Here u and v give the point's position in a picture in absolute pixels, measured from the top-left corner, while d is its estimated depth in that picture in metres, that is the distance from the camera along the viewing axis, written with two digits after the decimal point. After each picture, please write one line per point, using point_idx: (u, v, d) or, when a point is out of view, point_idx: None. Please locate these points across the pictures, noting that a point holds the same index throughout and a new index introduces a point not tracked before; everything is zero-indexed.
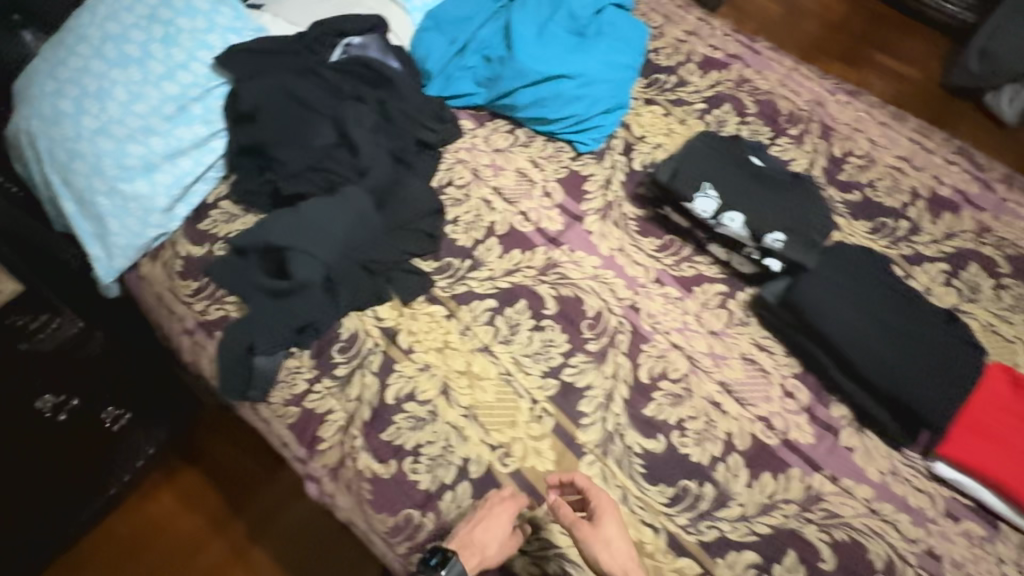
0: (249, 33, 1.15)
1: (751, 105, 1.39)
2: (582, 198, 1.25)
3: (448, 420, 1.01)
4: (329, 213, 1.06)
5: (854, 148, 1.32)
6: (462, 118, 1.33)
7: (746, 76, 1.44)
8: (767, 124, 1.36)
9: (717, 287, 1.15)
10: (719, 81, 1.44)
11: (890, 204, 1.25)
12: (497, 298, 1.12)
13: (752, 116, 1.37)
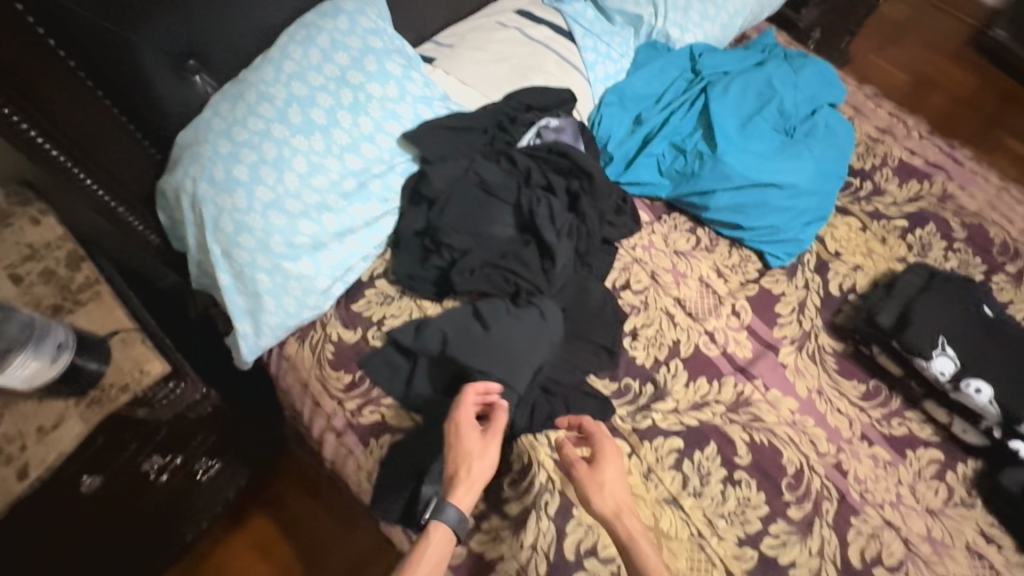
0: (440, 111, 1.06)
1: (957, 226, 1.24)
2: (774, 323, 1.11)
3: None
4: (518, 332, 0.96)
5: None
6: (639, 209, 1.19)
7: (948, 191, 1.29)
8: (977, 253, 1.21)
9: (933, 455, 1.00)
10: (916, 191, 1.28)
11: None
12: (685, 437, 0.99)
13: (959, 241, 1.22)
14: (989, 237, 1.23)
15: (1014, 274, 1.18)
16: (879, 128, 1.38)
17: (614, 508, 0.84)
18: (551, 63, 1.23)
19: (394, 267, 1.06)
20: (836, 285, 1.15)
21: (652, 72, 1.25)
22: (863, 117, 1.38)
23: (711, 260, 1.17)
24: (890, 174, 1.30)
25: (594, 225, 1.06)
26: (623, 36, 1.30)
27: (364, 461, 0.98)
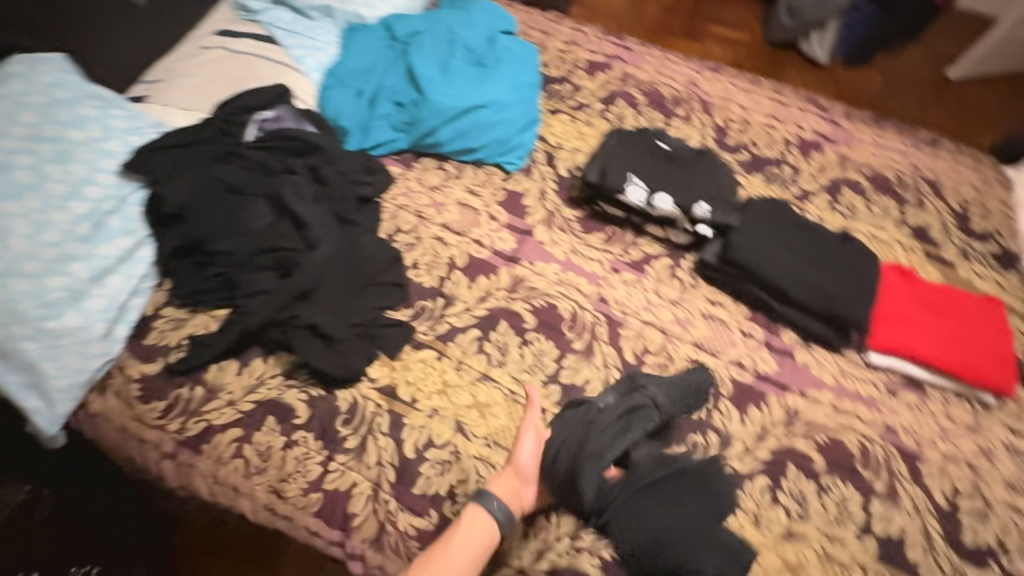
0: (161, 136, 1.13)
1: (638, 96, 1.56)
2: (525, 214, 1.33)
3: (472, 443, 1.05)
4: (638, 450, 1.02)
5: (714, 116, 1.53)
6: (388, 165, 1.36)
7: (625, 72, 1.61)
8: (655, 110, 1.54)
9: (665, 262, 1.28)
10: (603, 80, 1.59)
11: (762, 154, 1.47)
12: (480, 326, 1.17)
13: (643, 106, 1.54)
14: (661, 96, 1.56)
15: (682, 117, 1.52)
16: (565, 41, 1.67)
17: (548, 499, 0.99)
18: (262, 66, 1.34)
19: (174, 292, 1.12)
20: (565, 169, 1.40)
21: (356, 48, 1.41)
22: (550, 37, 1.67)
23: (463, 184, 1.36)
24: (582, 75, 1.59)
25: (341, 187, 1.21)
26: (324, 27, 1.44)
27: (207, 467, 1.03)
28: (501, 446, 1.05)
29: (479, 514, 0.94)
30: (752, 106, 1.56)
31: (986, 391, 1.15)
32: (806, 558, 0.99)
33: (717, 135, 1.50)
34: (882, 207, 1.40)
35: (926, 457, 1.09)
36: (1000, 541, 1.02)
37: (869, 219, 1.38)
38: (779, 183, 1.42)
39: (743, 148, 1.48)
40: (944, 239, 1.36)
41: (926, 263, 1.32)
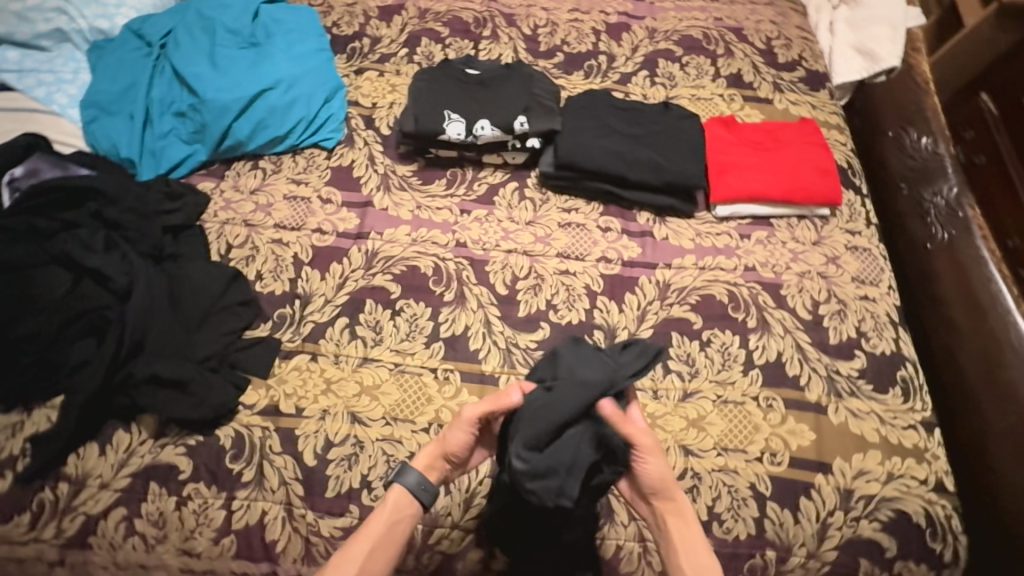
0: None
1: (441, 28, 1.48)
2: (359, 186, 1.26)
3: (372, 428, 1.02)
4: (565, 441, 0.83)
5: (520, 27, 1.49)
6: (198, 183, 1.23)
7: (421, 7, 1.51)
8: (461, 38, 1.47)
9: (511, 187, 1.27)
10: (401, 22, 1.49)
11: (577, 50, 1.45)
12: (346, 313, 1.12)
13: (448, 38, 1.46)
14: (464, 23, 1.49)
15: (490, 37, 1.47)
16: None
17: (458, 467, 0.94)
18: (3, 120, 1.15)
19: None
20: (387, 128, 1.33)
21: (109, 67, 1.23)
22: None
23: (284, 177, 1.26)
24: (378, 22, 1.48)
25: (138, 223, 1.10)
26: (64, 53, 1.25)
27: (102, 558, 0.95)
28: (402, 420, 1.03)
29: (407, 498, 0.89)
30: (555, 6, 1.53)
31: (822, 206, 1.23)
32: (705, 410, 1.05)
33: (528, 45, 1.46)
34: (699, 66, 1.43)
35: (784, 282, 1.17)
36: (859, 330, 1.13)
37: (688, 82, 1.41)
38: (599, 74, 1.42)
39: (557, 50, 1.45)
40: (759, 79, 1.42)
41: (749, 108, 1.37)
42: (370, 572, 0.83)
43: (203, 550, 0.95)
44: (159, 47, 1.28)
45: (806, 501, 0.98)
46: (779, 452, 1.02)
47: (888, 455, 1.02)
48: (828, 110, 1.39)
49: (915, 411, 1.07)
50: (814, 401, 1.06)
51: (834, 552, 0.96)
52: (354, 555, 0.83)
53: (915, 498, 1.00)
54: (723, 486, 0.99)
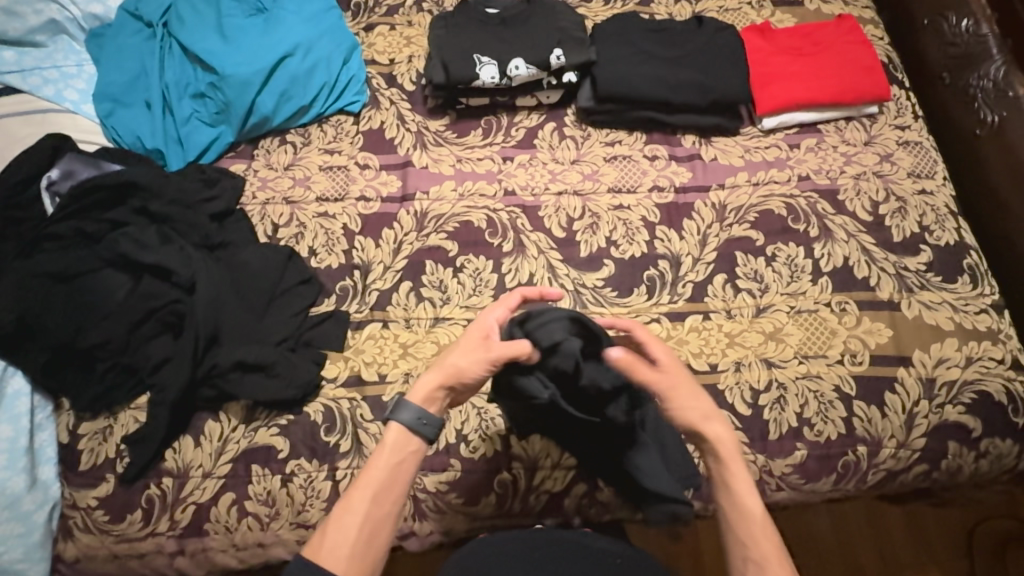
0: None
1: None
2: (394, 147, 1.22)
3: None
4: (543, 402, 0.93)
5: None
6: (229, 166, 1.19)
7: None
8: None
9: (550, 128, 1.23)
10: None
11: None
12: (408, 277, 1.11)
13: None
14: None
15: None
16: None
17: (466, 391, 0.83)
18: (20, 126, 1.10)
19: (76, 407, 0.99)
20: (411, 83, 1.27)
21: (114, 56, 1.18)
22: None
23: (315, 148, 1.21)
24: None
25: (185, 215, 1.07)
26: (63, 48, 1.19)
27: (220, 542, 0.97)
28: None
29: (408, 435, 0.78)
30: None
31: (868, 105, 1.21)
32: (781, 323, 1.06)
33: None
34: None
35: (841, 187, 1.16)
36: (921, 225, 1.12)
37: None
38: None
39: None
40: None
41: (780, 13, 1.32)
42: (376, 512, 0.74)
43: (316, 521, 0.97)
44: (162, 28, 1.21)
45: (892, 395, 1.01)
46: (858, 352, 1.03)
47: (965, 341, 1.04)
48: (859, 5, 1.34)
49: (985, 296, 1.08)
50: (887, 299, 1.07)
51: (922, 439, 1.00)
52: (358, 501, 0.73)
53: (995, 378, 1.02)
54: (809, 393, 1.01)
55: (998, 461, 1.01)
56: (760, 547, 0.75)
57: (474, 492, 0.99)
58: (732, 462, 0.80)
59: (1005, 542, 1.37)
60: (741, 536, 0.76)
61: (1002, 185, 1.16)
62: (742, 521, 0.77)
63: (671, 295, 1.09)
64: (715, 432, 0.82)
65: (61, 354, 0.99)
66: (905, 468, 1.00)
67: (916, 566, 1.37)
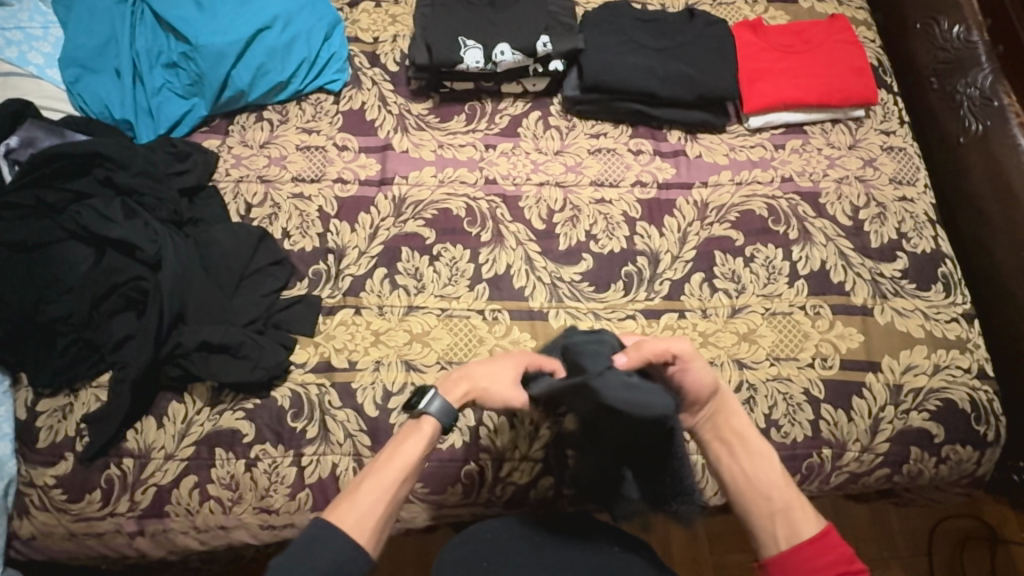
0: None
1: None
2: (374, 129, 1.19)
3: (429, 372, 1.02)
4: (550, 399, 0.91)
5: None
6: (202, 141, 1.15)
7: None
8: None
9: (534, 116, 1.21)
10: None
11: None
12: (383, 263, 1.09)
13: None
14: None
15: None
16: None
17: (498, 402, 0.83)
18: None
19: (33, 383, 0.97)
20: (395, 64, 1.24)
21: (82, 19, 1.13)
22: None
23: (292, 126, 1.18)
24: None
25: (153, 189, 1.04)
26: (28, 7, 1.13)
27: (181, 524, 0.96)
28: (455, 362, 1.03)
29: (435, 432, 0.78)
30: None
31: (854, 107, 1.20)
32: (755, 324, 1.06)
33: None
34: None
35: (823, 190, 1.15)
36: (900, 232, 1.13)
37: None
38: None
39: None
40: None
41: (774, 10, 1.30)
42: (397, 494, 0.73)
43: (279, 506, 0.97)
44: None
45: (859, 400, 1.02)
46: (829, 356, 1.04)
47: (934, 349, 1.05)
48: (853, 6, 1.32)
49: (956, 305, 1.08)
50: (860, 305, 1.07)
51: (886, 444, 1.01)
52: (386, 479, 0.73)
53: (960, 386, 1.03)
54: (778, 395, 1.02)
55: (957, 468, 1.03)
56: (787, 498, 0.74)
57: (441, 485, 0.98)
58: (745, 423, 0.80)
59: (962, 541, 1.41)
60: (762, 491, 0.75)
61: (981, 195, 1.16)
62: (756, 496, 0.75)
63: (647, 292, 1.08)
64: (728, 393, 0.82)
65: (19, 326, 0.96)
66: (867, 472, 1.02)
67: (878, 562, 1.40)
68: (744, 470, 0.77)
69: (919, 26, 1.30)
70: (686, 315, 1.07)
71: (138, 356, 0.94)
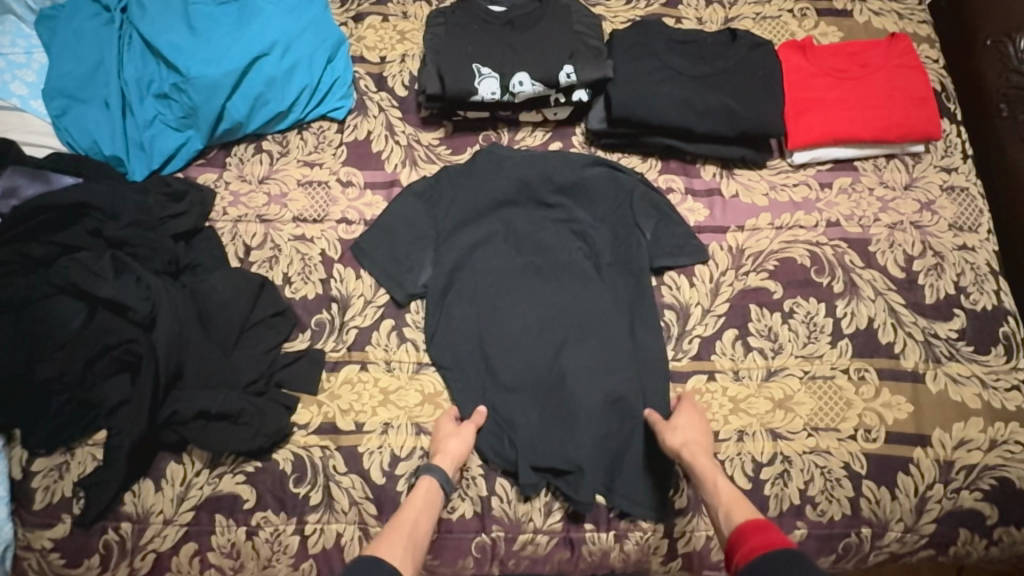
0: None
1: None
2: (381, 162, 1.10)
3: None
4: (472, 306, 1.02)
5: None
6: (198, 176, 1.07)
7: None
8: None
9: (555, 148, 1.11)
10: None
11: None
12: (390, 314, 1.02)
13: None
14: None
15: None
16: None
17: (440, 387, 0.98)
18: None
19: (28, 444, 0.92)
20: (403, 86, 1.14)
21: (66, 45, 1.05)
22: None
23: (293, 160, 1.09)
24: None
25: (146, 238, 0.97)
26: (9, 31, 1.05)
27: None
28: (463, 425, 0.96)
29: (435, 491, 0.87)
30: None
31: (911, 142, 1.07)
32: (792, 389, 0.97)
33: None
34: None
35: (873, 236, 1.04)
36: (958, 285, 1.02)
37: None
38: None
39: None
40: None
41: (825, 26, 1.16)
42: (419, 535, 0.81)
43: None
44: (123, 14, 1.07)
45: (904, 476, 0.93)
46: (873, 427, 0.95)
47: (991, 422, 0.95)
48: (916, 22, 1.18)
49: (1018, 370, 0.98)
50: (910, 370, 0.98)
51: (932, 525, 0.93)
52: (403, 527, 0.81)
53: (1019, 464, 0.94)
54: (816, 468, 0.94)
55: (1011, 551, 0.94)
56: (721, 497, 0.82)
57: (450, 559, 0.93)
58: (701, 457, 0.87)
59: None
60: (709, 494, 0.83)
61: None
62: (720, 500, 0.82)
63: (675, 350, 1.00)
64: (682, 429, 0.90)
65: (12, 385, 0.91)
66: (910, 552, 0.94)
67: None
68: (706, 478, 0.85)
69: (992, 43, 1.15)
70: (719, 377, 0.99)
71: (133, 421, 0.89)
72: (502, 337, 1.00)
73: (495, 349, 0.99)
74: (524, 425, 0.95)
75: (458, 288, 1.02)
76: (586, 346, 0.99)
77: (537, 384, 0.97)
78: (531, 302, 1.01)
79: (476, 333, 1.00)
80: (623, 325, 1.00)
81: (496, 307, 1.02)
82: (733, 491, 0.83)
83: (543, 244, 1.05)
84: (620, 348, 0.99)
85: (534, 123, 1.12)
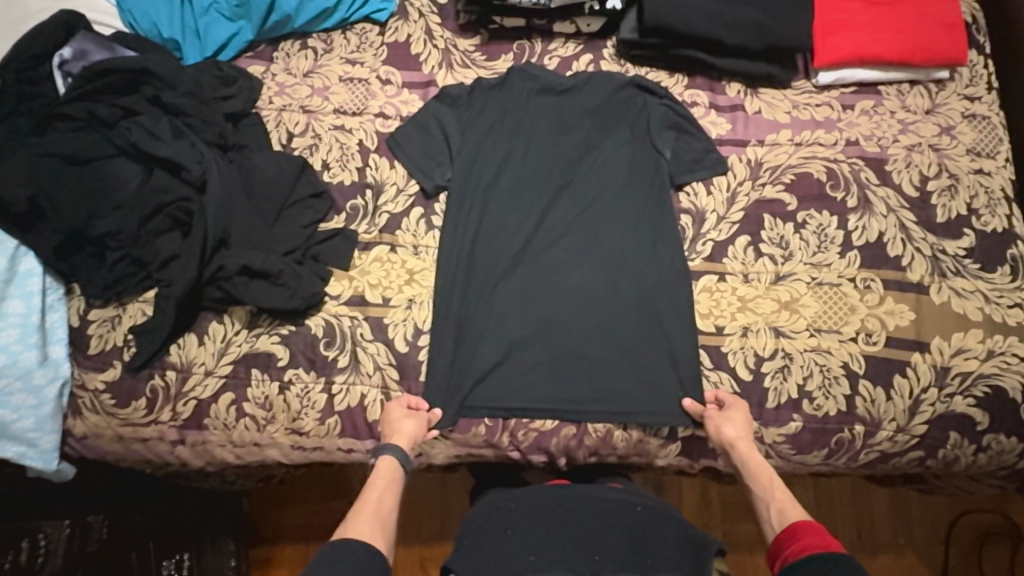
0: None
1: None
2: (419, 63, 1.15)
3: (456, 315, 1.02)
4: (495, 206, 1.07)
5: None
6: (246, 66, 1.14)
7: None
8: None
9: (585, 59, 1.15)
10: None
11: None
12: (420, 203, 1.08)
13: None
14: None
15: None
16: None
17: (459, 277, 1.04)
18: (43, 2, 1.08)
19: (86, 292, 1.01)
20: None
21: None
22: None
23: (337, 57, 1.15)
24: None
25: (199, 111, 1.04)
26: None
27: (218, 437, 1.01)
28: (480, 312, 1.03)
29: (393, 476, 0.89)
30: None
31: (936, 67, 1.10)
32: (798, 293, 1.02)
33: None
34: None
35: (891, 156, 1.07)
36: (970, 208, 1.05)
37: None
38: None
39: None
40: None
41: None
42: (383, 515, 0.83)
43: (310, 430, 1.01)
44: None
45: (901, 379, 0.98)
46: (874, 332, 0.99)
47: (990, 333, 0.99)
48: None
49: (1022, 289, 1.01)
50: (916, 282, 1.01)
51: (923, 426, 0.97)
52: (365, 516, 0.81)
53: (1013, 375, 0.98)
54: (815, 366, 0.99)
55: (997, 457, 0.98)
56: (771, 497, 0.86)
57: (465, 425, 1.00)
58: (752, 458, 0.91)
59: (982, 535, 1.36)
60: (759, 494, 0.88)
61: None
62: (768, 496, 0.87)
63: (688, 252, 1.05)
64: (734, 427, 0.94)
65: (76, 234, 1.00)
66: (899, 452, 0.99)
67: (891, 546, 1.37)
68: (754, 473, 0.90)
69: None
70: (729, 278, 1.03)
71: (182, 273, 0.97)
72: (519, 236, 1.05)
73: (513, 247, 1.05)
74: (537, 313, 1.02)
75: (483, 184, 1.07)
76: (601, 249, 1.05)
77: (550, 281, 1.03)
78: (550, 207, 1.07)
79: (496, 231, 1.06)
80: (636, 233, 1.05)
81: (517, 208, 1.07)
82: (785, 494, 0.86)
83: (568, 152, 1.09)
84: (633, 255, 1.04)
85: (567, 34, 1.16)
